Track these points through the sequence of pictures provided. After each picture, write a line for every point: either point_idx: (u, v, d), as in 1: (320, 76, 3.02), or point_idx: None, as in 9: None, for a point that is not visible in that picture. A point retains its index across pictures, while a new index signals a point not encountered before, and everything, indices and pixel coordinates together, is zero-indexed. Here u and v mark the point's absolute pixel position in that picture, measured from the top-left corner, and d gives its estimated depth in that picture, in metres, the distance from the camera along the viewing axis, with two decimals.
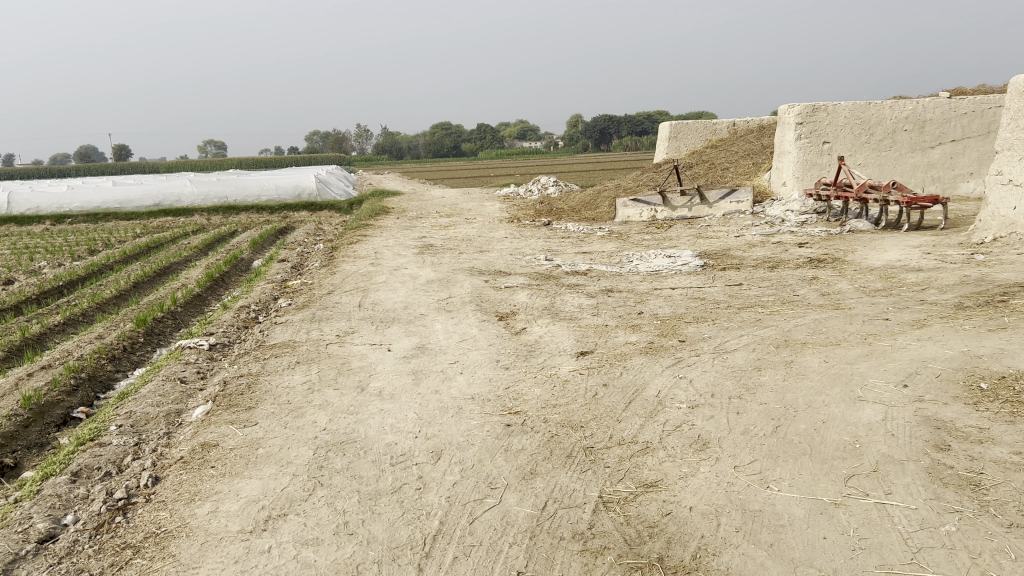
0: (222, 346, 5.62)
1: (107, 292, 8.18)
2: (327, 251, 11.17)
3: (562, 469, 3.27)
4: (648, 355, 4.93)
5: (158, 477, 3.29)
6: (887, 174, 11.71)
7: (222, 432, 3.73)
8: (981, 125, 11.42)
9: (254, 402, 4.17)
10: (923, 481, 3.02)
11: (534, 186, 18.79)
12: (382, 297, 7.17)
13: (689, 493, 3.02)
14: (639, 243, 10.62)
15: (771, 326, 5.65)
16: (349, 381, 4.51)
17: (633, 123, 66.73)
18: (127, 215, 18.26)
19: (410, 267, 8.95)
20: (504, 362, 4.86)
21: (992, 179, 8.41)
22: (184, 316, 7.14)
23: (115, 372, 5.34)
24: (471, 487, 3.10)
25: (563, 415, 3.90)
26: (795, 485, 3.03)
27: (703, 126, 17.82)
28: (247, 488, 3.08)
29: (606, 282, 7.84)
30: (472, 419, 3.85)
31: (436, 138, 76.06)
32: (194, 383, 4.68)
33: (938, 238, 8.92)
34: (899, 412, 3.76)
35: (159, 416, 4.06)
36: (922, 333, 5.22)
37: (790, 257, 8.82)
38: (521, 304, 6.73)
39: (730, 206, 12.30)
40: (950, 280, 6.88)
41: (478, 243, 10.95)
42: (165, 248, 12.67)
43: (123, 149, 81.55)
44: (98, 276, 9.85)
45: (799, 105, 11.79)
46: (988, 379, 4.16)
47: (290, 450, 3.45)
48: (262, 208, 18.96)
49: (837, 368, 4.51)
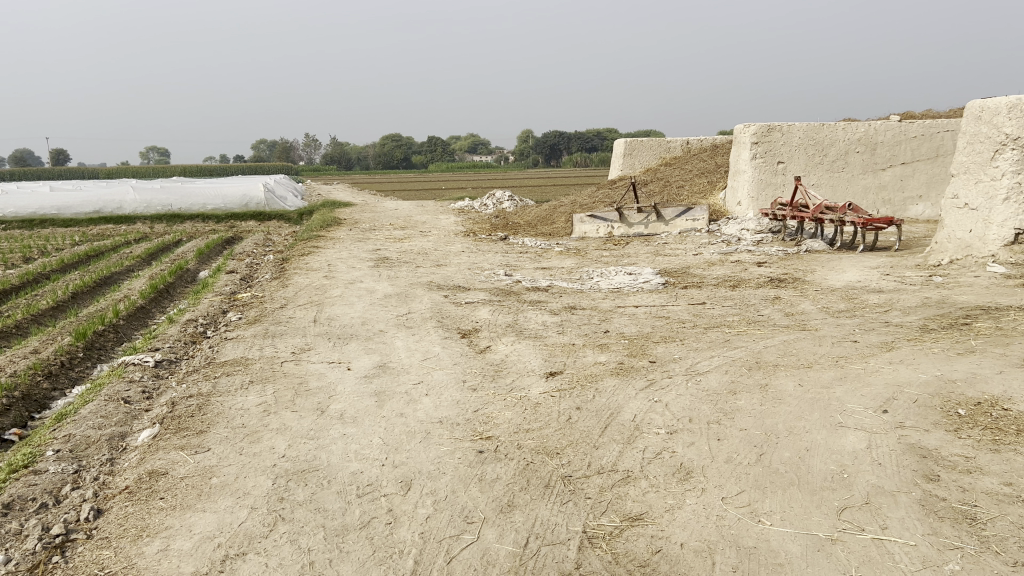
0: (169, 362, 5.31)
1: (43, 303, 7.76)
2: (278, 263, 10.84)
3: (541, 501, 3.07)
4: (619, 377, 4.77)
5: (100, 509, 3.01)
6: (840, 195, 11.82)
7: (171, 459, 3.45)
8: (930, 148, 11.63)
9: (206, 425, 3.90)
10: (918, 514, 2.91)
11: (489, 200, 18.64)
12: (338, 313, 6.89)
13: (678, 528, 2.85)
14: (598, 260, 10.50)
15: (741, 347, 5.54)
16: (307, 403, 4.25)
17: (584, 140, 67.23)
18: (66, 223, 17.58)
19: (366, 281, 8.70)
20: (471, 383, 4.64)
21: (949, 203, 8.48)
22: (127, 329, 6.78)
23: (52, 391, 5.00)
24: (446, 521, 2.88)
25: (537, 441, 3.70)
26: (787, 520, 2.89)
27: (658, 144, 17.83)
28: (201, 522, 2.83)
29: (568, 299, 7.69)
30: (441, 445, 3.63)
31: (387, 150, 75.68)
32: (139, 403, 4.37)
33: (895, 259, 8.97)
34: (883, 439, 3.65)
35: (101, 440, 3.76)
36: (893, 356, 5.17)
37: (750, 276, 8.77)
38: (483, 321, 6.53)
39: (686, 224, 12.30)
40: (913, 302, 6.88)
41: (434, 257, 10.70)
42: (106, 258, 12.14)
43: (63, 154, 78.86)
44: (34, 286, 9.36)
45: (754, 125, 11.77)
46: (965, 405, 4.09)
47: (248, 479, 3.19)
48: (209, 217, 18.43)
49: (813, 392, 4.40)
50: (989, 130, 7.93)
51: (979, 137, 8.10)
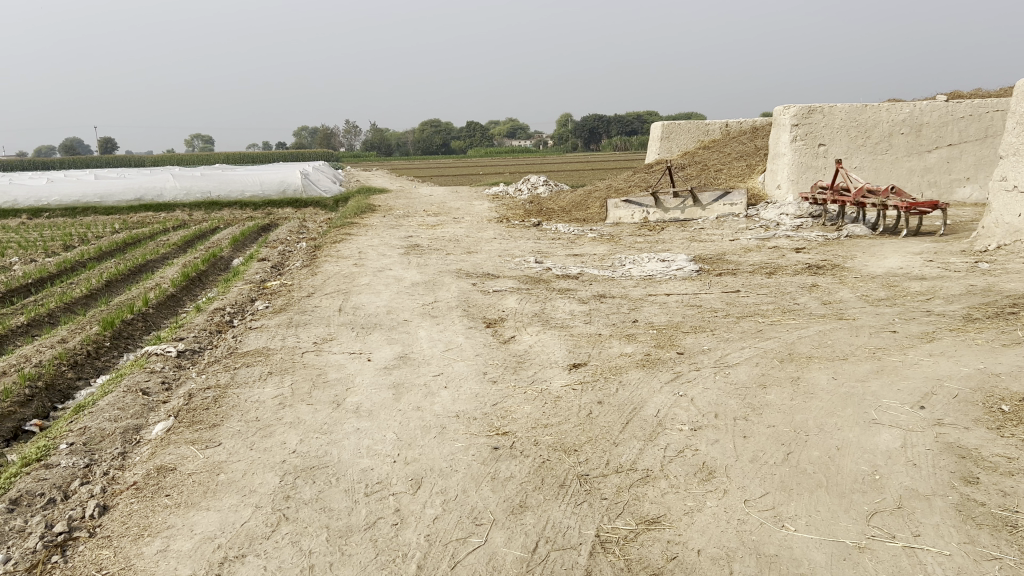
0: (191, 353, 5.28)
1: (77, 291, 7.82)
2: (310, 250, 10.83)
3: (554, 502, 2.96)
4: (645, 369, 4.62)
5: (106, 506, 2.96)
6: (883, 178, 11.46)
7: (181, 454, 3.40)
8: (978, 129, 11.17)
9: (220, 418, 3.84)
10: (954, 521, 2.74)
11: (524, 185, 18.49)
12: (364, 302, 6.82)
13: (696, 532, 2.72)
14: (631, 246, 10.30)
15: (774, 337, 5.35)
16: (324, 395, 4.18)
17: (623, 123, 66.51)
18: (107, 210, 17.81)
19: (394, 268, 8.63)
20: (492, 375, 4.54)
21: (997, 185, 8.16)
22: (156, 318, 6.79)
23: (76, 380, 5.01)
24: (454, 522, 2.78)
25: (555, 437, 3.58)
26: (812, 525, 2.74)
27: (696, 127, 17.50)
28: (204, 521, 2.77)
29: (598, 287, 7.54)
30: (456, 441, 3.52)
31: (425, 136, 75.77)
32: (157, 395, 4.34)
33: (939, 244, 8.66)
34: (919, 438, 3.47)
35: (116, 433, 3.72)
36: (934, 347, 4.94)
37: (788, 263, 8.54)
38: (510, 311, 6.41)
39: (723, 209, 12.03)
40: (957, 290, 6.61)
41: (466, 244, 10.61)
42: (142, 245, 12.24)
43: (110, 142, 80.10)
44: (70, 274, 9.46)
45: (794, 107, 11.53)
46: (1009, 401, 3.88)
47: (255, 476, 3.12)
48: (246, 204, 18.53)
49: (848, 386, 4.21)
50: None
51: None
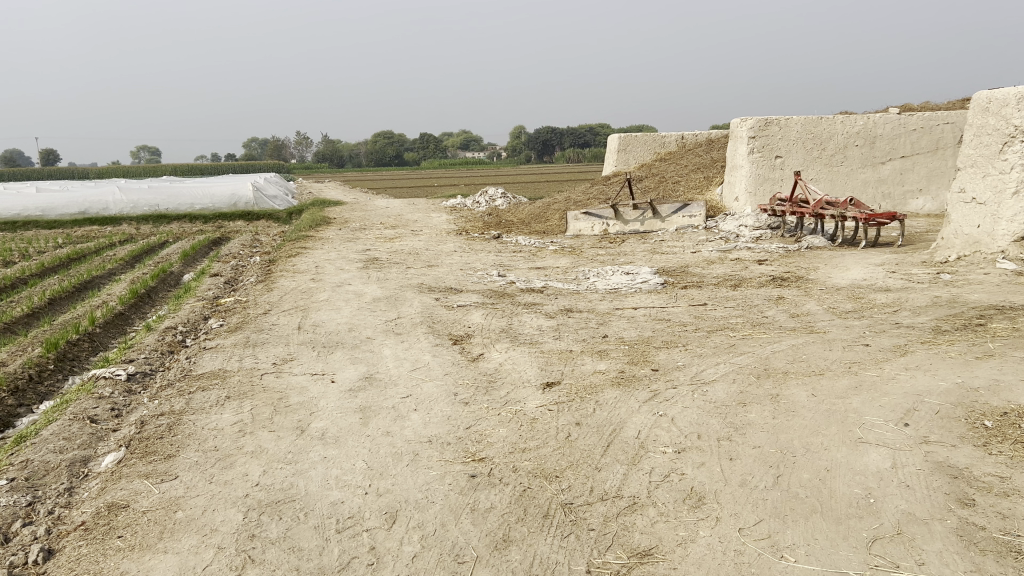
0: (142, 376, 4.99)
1: (18, 310, 7.44)
2: (264, 265, 10.50)
3: (540, 534, 2.79)
4: (621, 388, 4.47)
5: (51, 549, 2.72)
6: (839, 189, 11.54)
7: (134, 489, 3.16)
8: (930, 141, 11.39)
9: (176, 448, 3.60)
10: (957, 547, 2.63)
11: (482, 197, 18.31)
12: (324, 319, 6.58)
13: (692, 565, 2.57)
14: (593, 259, 10.19)
15: (747, 352, 5.25)
16: (286, 421, 3.95)
17: (576, 135, 66.76)
18: (49, 224, 17.18)
19: (353, 283, 8.38)
20: (463, 396, 4.34)
21: (955, 197, 8.22)
22: (103, 338, 6.47)
23: (17, 408, 4.69)
24: (434, 561, 2.60)
25: (535, 463, 3.41)
26: (813, 555, 2.61)
27: (652, 139, 17.53)
28: (160, 566, 2.54)
29: (564, 301, 7.39)
30: (430, 469, 3.33)
31: (378, 147, 75.24)
32: (106, 423, 4.06)
33: (899, 255, 8.71)
34: (909, 457, 3.37)
35: (61, 466, 3.46)
36: (909, 361, 4.89)
37: (752, 275, 8.49)
38: (476, 326, 6.23)
39: (682, 220, 12.02)
40: (922, 301, 6.61)
41: (425, 257, 10.39)
42: (88, 261, 11.78)
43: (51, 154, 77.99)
44: (10, 291, 9.04)
45: (751, 119, 11.50)
46: (990, 416, 3.81)
47: (216, 513, 2.90)
48: (197, 217, 18.05)
49: (828, 404, 4.11)
50: (997, 122, 7.66)
51: (986, 129, 7.85)
